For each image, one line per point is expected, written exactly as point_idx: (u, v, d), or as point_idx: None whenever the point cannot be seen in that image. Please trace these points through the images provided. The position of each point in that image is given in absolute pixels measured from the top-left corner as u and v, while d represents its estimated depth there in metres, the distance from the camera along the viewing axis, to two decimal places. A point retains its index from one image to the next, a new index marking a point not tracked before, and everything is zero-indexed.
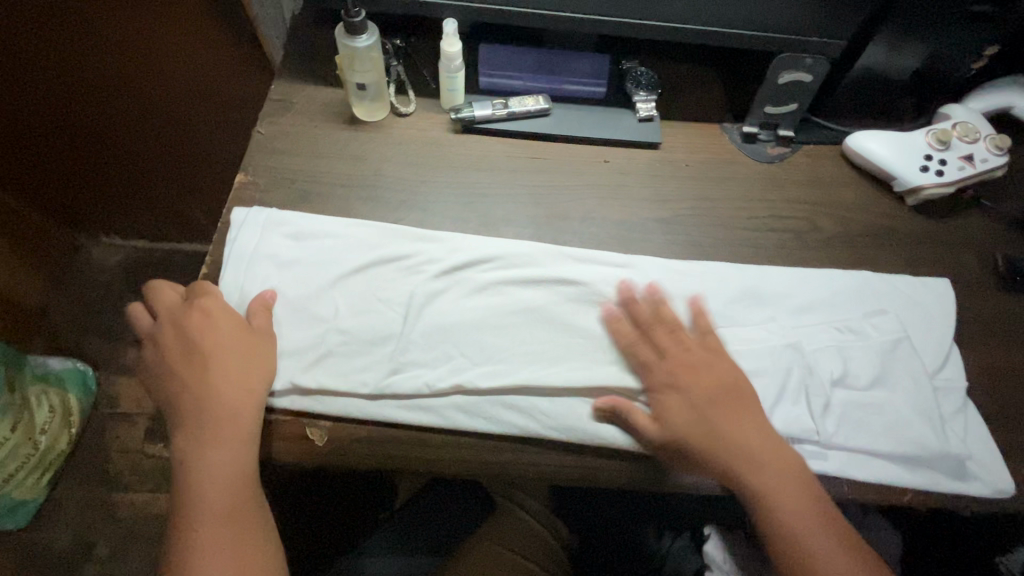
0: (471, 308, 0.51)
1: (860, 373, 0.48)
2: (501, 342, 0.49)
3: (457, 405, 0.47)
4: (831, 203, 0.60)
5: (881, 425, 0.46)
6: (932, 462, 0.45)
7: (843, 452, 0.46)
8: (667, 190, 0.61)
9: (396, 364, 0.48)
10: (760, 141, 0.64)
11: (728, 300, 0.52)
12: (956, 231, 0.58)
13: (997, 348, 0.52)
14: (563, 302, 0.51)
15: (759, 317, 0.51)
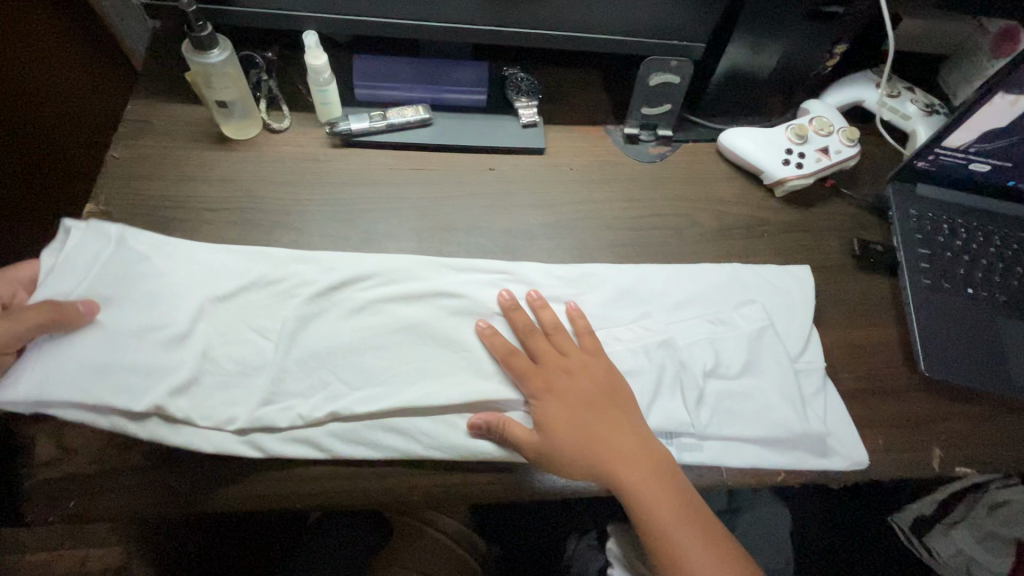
0: (348, 330, 0.49)
1: (731, 363, 0.50)
2: (381, 364, 0.47)
3: (333, 434, 0.45)
4: (708, 198, 0.63)
5: (749, 412, 0.49)
6: (797, 443, 0.48)
7: (716, 442, 0.48)
8: (552, 194, 0.61)
9: (268, 396, 0.45)
10: (641, 141, 0.66)
11: (608, 302, 0.53)
12: (819, 220, 0.62)
13: (854, 328, 0.56)
14: (446, 317, 0.50)
15: (637, 316, 0.53)
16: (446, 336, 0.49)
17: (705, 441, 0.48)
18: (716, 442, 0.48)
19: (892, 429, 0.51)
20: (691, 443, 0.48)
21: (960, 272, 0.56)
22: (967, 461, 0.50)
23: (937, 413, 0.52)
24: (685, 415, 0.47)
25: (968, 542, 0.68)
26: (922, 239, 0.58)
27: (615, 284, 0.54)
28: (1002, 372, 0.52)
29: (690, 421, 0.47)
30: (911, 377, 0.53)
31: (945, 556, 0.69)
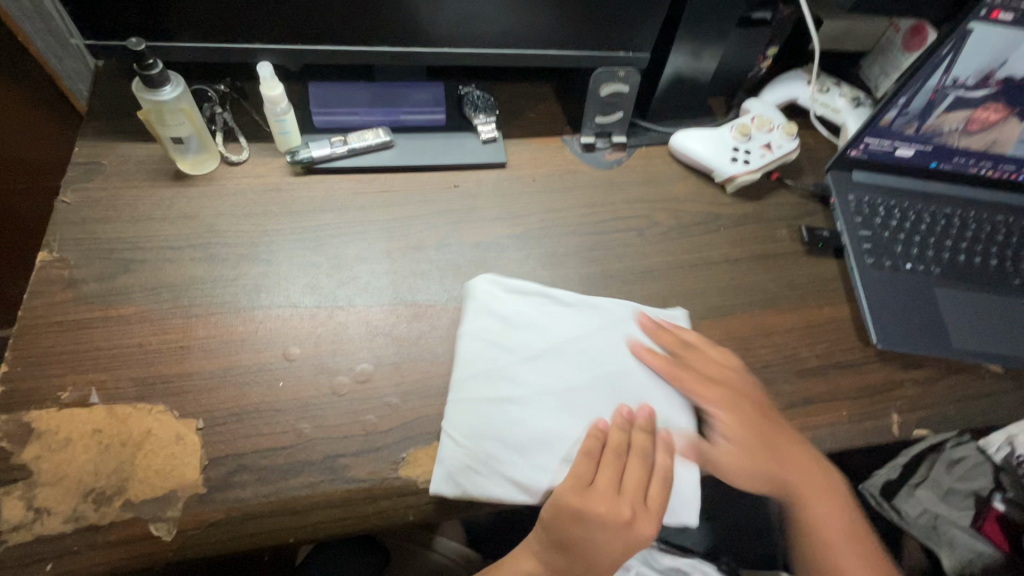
0: (483, 346, 0.49)
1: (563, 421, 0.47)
2: (493, 361, 0.49)
3: (450, 442, 0.45)
4: (666, 198, 0.66)
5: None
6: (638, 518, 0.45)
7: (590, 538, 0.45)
8: (518, 206, 0.63)
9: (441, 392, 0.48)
10: (598, 149, 0.69)
11: (484, 339, 0.50)
12: (770, 211, 0.66)
13: (811, 308, 0.59)
14: (497, 335, 0.50)
15: (499, 343, 0.50)
16: (502, 344, 0.50)
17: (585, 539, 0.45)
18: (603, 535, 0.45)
19: (855, 400, 0.54)
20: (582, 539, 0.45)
21: (898, 250, 0.61)
22: (923, 423, 0.54)
23: (893, 381, 0.56)
24: (541, 476, 0.44)
25: (931, 501, 0.70)
26: (862, 222, 0.63)
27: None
28: (942, 337, 0.57)
29: (529, 482, 0.44)
30: (866, 351, 0.57)
31: (914, 516, 0.71)
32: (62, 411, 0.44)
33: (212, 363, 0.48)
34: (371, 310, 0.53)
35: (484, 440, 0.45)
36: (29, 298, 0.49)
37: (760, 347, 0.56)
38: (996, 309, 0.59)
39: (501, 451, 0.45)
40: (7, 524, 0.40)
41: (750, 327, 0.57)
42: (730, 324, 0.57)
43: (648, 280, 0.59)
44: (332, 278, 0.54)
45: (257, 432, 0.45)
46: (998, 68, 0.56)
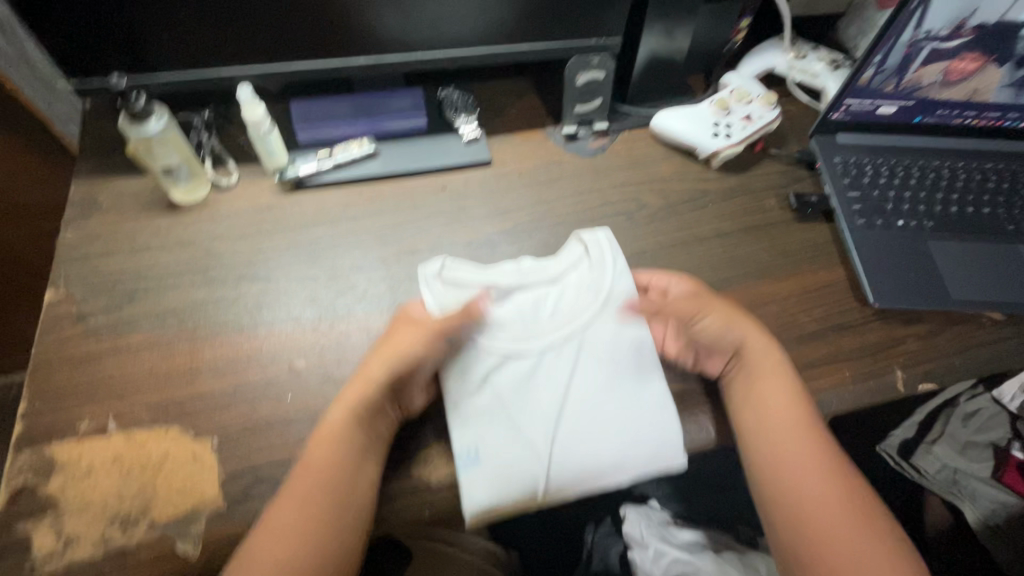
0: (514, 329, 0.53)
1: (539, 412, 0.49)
2: (513, 338, 0.52)
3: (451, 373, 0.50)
4: (652, 179, 0.66)
5: (538, 437, 0.48)
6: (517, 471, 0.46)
7: (471, 466, 0.46)
8: (507, 202, 0.64)
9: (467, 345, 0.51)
10: (581, 138, 0.69)
11: (510, 308, 0.54)
12: (757, 182, 0.66)
13: (807, 273, 0.60)
14: (526, 311, 0.54)
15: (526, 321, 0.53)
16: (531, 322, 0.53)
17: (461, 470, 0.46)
18: (478, 484, 0.45)
19: (857, 360, 0.54)
20: (461, 463, 0.46)
21: (889, 207, 0.61)
22: (927, 377, 0.54)
23: (894, 338, 0.56)
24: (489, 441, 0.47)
25: None
26: (850, 183, 0.63)
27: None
28: (939, 290, 0.56)
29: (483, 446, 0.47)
30: (864, 311, 0.57)
31: None
32: (82, 441, 0.46)
33: (221, 383, 0.49)
34: (371, 317, 0.54)
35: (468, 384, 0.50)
36: (39, 336, 0.50)
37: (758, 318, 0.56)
38: (993, 259, 0.59)
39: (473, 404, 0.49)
40: (39, 554, 0.41)
41: (746, 299, 0.58)
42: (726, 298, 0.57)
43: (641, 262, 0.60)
44: (330, 289, 0.56)
45: (270, 445, 0.46)
46: (970, 17, 0.56)
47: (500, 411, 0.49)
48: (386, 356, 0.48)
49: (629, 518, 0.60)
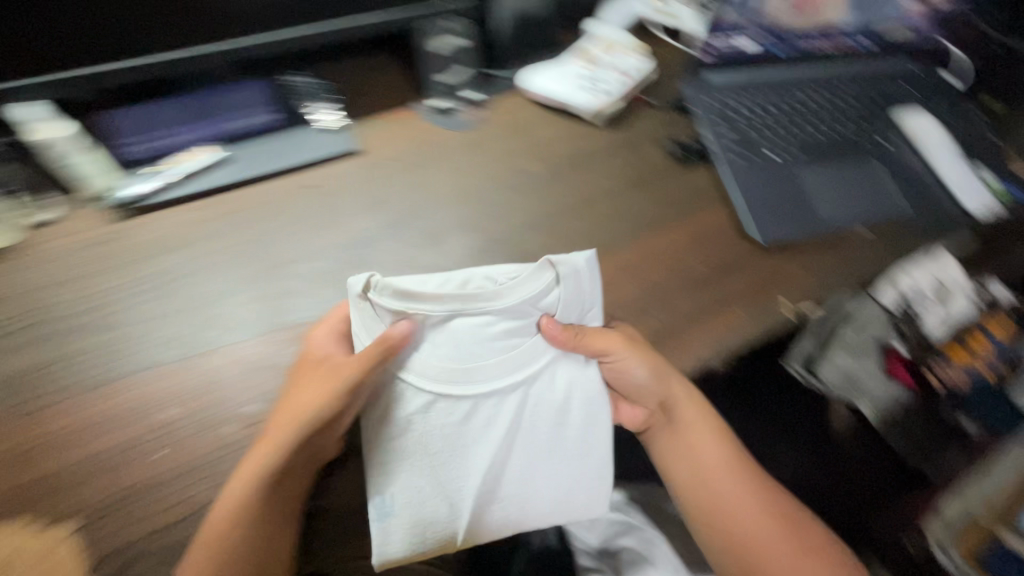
0: (451, 368, 0.46)
1: (469, 466, 0.46)
2: (449, 382, 0.46)
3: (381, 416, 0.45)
4: (533, 145, 0.64)
5: (466, 492, 0.46)
6: (428, 528, 0.45)
7: (383, 521, 0.44)
8: (383, 192, 0.59)
9: (407, 381, 0.45)
10: (455, 111, 0.65)
11: (454, 340, 0.46)
12: (637, 132, 0.65)
13: (693, 218, 0.60)
14: (469, 344, 0.46)
15: (471, 356, 0.46)
16: (472, 360, 0.46)
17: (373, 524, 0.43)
18: (393, 537, 0.43)
19: (747, 296, 0.56)
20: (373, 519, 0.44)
21: (760, 141, 0.63)
22: (810, 300, 0.57)
23: (778, 268, 0.58)
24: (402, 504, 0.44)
25: None
26: (720, 123, 0.64)
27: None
28: (811, 210, 0.60)
29: (404, 502, 0.44)
30: (749, 246, 0.59)
31: None
32: None
33: (73, 455, 0.43)
34: (246, 345, 0.49)
35: (400, 434, 0.45)
36: None
37: (652, 271, 0.56)
38: (853, 175, 0.63)
39: (404, 448, 0.45)
40: None
41: (639, 254, 0.57)
42: (619, 256, 0.57)
43: (532, 234, 0.58)
44: (193, 322, 0.49)
45: (146, 512, 0.41)
46: None
47: (421, 474, 0.45)
48: (283, 420, 0.43)
49: None
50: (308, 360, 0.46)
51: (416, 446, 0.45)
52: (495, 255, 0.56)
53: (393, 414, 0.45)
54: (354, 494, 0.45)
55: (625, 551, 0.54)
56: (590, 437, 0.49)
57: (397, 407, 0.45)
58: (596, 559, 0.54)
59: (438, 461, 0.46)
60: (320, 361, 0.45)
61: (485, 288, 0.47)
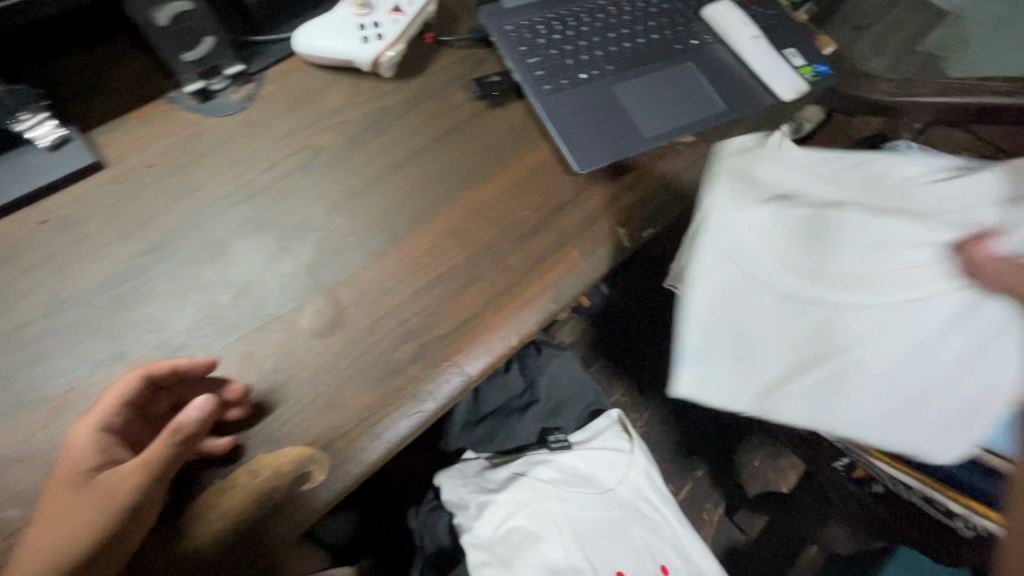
0: (760, 298, 0.50)
1: (788, 358, 0.50)
2: (763, 312, 0.50)
3: (701, 326, 0.51)
4: (321, 115, 0.55)
5: (800, 387, 0.50)
6: (773, 390, 0.51)
7: (695, 367, 0.51)
8: (141, 210, 0.49)
9: (691, 284, 0.51)
10: (217, 93, 0.55)
11: (703, 306, 0.51)
12: (437, 78, 0.58)
13: (513, 162, 0.55)
14: (753, 304, 0.50)
15: (745, 303, 0.51)
16: (745, 317, 0.51)
17: (676, 368, 0.51)
18: (696, 377, 0.51)
19: (582, 234, 0.52)
20: (677, 368, 0.51)
21: (569, 64, 0.58)
22: (646, 223, 0.54)
23: (609, 197, 0.54)
24: (771, 363, 0.50)
25: None
26: (526, 49, 0.58)
27: (157, 330, 0.44)
28: (633, 127, 0.56)
29: (751, 376, 0.51)
30: (576, 180, 0.55)
31: None
32: None
33: None
34: None
35: (728, 360, 0.51)
36: None
37: (477, 230, 0.51)
38: (671, 85, 0.60)
39: (728, 361, 0.51)
40: None
41: (461, 214, 0.52)
42: (439, 223, 0.51)
43: (335, 219, 0.50)
44: None
45: None
46: None
47: (778, 376, 0.50)
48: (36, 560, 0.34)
49: (445, 487, 0.56)
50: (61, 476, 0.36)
51: (763, 374, 0.51)
52: (294, 254, 0.48)
53: (689, 342, 0.51)
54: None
55: (514, 531, 0.52)
56: (959, 401, 0.48)
57: (696, 319, 0.51)
58: (487, 549, 0.51)
59: (751, 382, 0.51)
60: (84, 478, 0.36)
61: (724, 241, 0.51)
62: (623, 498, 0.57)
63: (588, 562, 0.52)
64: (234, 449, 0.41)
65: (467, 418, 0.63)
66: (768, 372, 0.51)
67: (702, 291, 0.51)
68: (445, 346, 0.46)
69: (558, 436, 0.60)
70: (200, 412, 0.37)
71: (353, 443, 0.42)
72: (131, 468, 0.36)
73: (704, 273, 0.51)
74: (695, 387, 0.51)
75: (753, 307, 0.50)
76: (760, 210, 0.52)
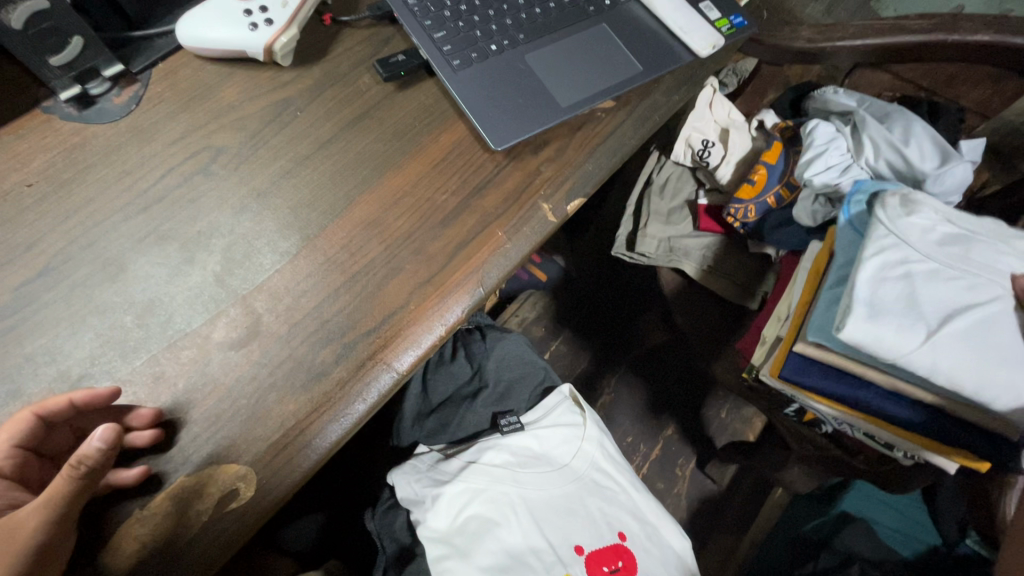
0: (951, 253, 0.60)
1: (930, 312, 0.56)
2: (911, 292, 0.58)
3: (850, 309, 0.57)
4: (217, 113, 0.52)
5: (981, 303, 0.57)
6: (926, 340, 0.55)
7: (866, 312, 0.56)
8: (24, 234, 0.45)
9: (900, 268, 0.59)
10: (99, 97, 0.51)
11: (892, 305, 0.57)
12: (340, 63, 0.55)
13: (428, 144, 0.53)
14: (915, 292, 0.58)
15: (932, 295, 0.57)
16: (873, 279, 0.58)
17: (852, 307, 0.56)
18: (866, 316, 0.55)
19: (504, 212, 0.51)
20: (854, 307, 0.56)
21: (477, 35, 0.56)
22: (571, 194, 0.53)
23: (530, 171, 0.53)
24: (917, 327, 0.56)
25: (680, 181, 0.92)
26: (431, 23, 0.55)
27: (55, 362, 0.41)
28: (549, 99, 0.55)
29: (906, 323, 0.56)
30: (494, 157, 0.53)
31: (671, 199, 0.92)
32: None
33: None
34: None
35: (883, 283, 0.58)
36: None
37: (394, 219, 0.49)
38: (585, 50, 0.58)
39: (876, 312, 0.56)
40: None
41: (376, 205, 0.50)
42: (354, 214, 0.49)
43: (241, 222, 0.48)
44: None
45: None
46: None
47: (913, 336, 0.55)
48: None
49: (399, 484, 0.53)
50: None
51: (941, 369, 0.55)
52: (199, 264, 0.46)
53: (858, 300, 0.57)
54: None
55: (471, 520, 0.52)
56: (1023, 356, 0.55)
57: (857, 306, 0.56)
58: (446, 542, 0.51)
59: (927, 368, 0.55)
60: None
61: (926, 267, 0.59)
62: (578, 471, 0.57)
63: (546, 540, 0.53)
64: (152, 475, 0.39)
65: (418, 411, 0.62)
66: (902, 327, 0.55)
67: (865, 263, 0.59)
68: (369, 345, 0.45)
69: (510, 419, 0.59)
70: (103, 442, 0.35)
71: (281, 454, 0.41)
72: (35, 505, 0.34)
73: (862, 249, 0.60)
74: (855, 332, 0.55)
75: (868, 278, 0.58)
76: (893, 249, 0.60)
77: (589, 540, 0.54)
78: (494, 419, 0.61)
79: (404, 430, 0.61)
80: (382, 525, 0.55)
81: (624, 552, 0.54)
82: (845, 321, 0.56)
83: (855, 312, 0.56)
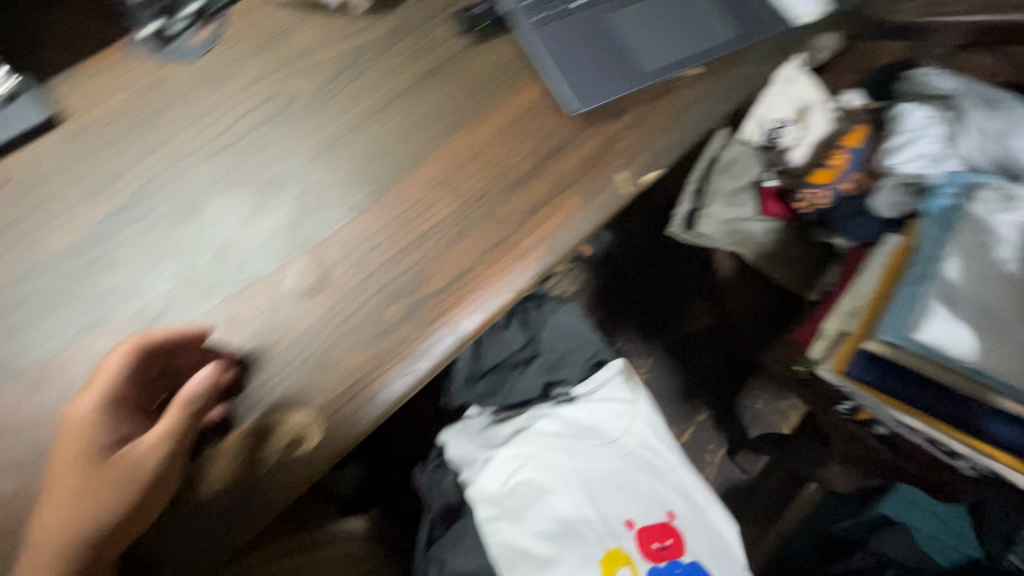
0: None
1: (1005, 319, 0.58)
2: (989, 300, 0.58)
3: (922, 309, 0.58)
4: (293, 57, 0.50)
5: None
6: (998, 349, 0.56)
7: (937, 316, 0.57)
8: (107, 168, 0.45)
9: (982, 273, 0.59)
10: (177, 34, 0.49)
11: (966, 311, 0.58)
12: (419, 10, 0.53)
13: (505, 101, 0.51)
14: (993, 299, 0.58)
15: (1011, 303, 0.58)
16: (949, 282, 0.59)
17: (926, 309, 0.57)
18: (936, 320, 0.57)
19: (580, 179, 0.49)
20: (925, 310, 0.57)
21: None
22: (648, 165, 0.51)
23: (608, 139, 0.51)
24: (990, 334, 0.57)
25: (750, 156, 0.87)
26: None
27: (136, 296, 0.42)
28: (634, 61, 0.52)
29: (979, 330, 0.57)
30: (573, 120, 0.51)
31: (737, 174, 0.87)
32: None
33: None
34: None
35: (961, 286, 0.59)
36: None
37: (467, 178, 0.48)
38: (673, 10, 0.55)
39: (948, 316, 0.57)
40: None
41: (449, 162, 0.48)
42: (427, 170, 0.48)
43: (314, 171, 0.47)
44: None
45: None
46: None
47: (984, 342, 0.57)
48: (48, 540, 0.34)
49: (450, 445, 0.56)
50: (63, 460, 0.36)
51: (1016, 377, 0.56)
52: (273, 210, 0.46)
53: (929, 302, 0.58)
54: (187, 540, 0.38)
55: (522, 485, 0.52)
56: None
57: (928, 310, 0.58)
58: (496, 503, 0.51)
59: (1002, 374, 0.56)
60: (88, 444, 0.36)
61: (1010, 271, 0.59)
62: (629, 447, 0.57)
63: (596, 512, 0.52)
64: (224, 412, 0.41)
65: (469, 371, 0.62)
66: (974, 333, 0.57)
67: (944, 264, 0.60)
68: (437, 303, 0.44)
69: (561, 391, 0.60)
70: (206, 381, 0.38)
71: (347, 404, 0.42)
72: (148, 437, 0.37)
73: (940, 248, 0.61)
74: (923, 334, 0.57)
75: (945, 281, 0.59)
76: (974, 253, 0.60)
77: (640, 517, 0.53)
78: (545, 388, 0.61)
79: (455, 389, 0.62)
80: (432, 479, 0.57)
81: (673, 531, 0.54)
82: (914, 321, 0.58)
83: (926, 315, 0.57)
